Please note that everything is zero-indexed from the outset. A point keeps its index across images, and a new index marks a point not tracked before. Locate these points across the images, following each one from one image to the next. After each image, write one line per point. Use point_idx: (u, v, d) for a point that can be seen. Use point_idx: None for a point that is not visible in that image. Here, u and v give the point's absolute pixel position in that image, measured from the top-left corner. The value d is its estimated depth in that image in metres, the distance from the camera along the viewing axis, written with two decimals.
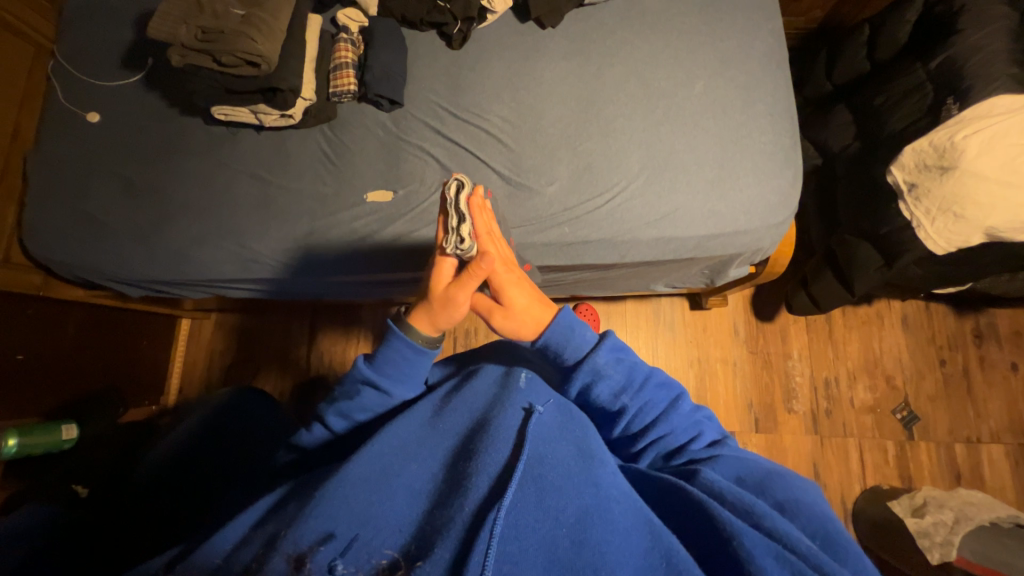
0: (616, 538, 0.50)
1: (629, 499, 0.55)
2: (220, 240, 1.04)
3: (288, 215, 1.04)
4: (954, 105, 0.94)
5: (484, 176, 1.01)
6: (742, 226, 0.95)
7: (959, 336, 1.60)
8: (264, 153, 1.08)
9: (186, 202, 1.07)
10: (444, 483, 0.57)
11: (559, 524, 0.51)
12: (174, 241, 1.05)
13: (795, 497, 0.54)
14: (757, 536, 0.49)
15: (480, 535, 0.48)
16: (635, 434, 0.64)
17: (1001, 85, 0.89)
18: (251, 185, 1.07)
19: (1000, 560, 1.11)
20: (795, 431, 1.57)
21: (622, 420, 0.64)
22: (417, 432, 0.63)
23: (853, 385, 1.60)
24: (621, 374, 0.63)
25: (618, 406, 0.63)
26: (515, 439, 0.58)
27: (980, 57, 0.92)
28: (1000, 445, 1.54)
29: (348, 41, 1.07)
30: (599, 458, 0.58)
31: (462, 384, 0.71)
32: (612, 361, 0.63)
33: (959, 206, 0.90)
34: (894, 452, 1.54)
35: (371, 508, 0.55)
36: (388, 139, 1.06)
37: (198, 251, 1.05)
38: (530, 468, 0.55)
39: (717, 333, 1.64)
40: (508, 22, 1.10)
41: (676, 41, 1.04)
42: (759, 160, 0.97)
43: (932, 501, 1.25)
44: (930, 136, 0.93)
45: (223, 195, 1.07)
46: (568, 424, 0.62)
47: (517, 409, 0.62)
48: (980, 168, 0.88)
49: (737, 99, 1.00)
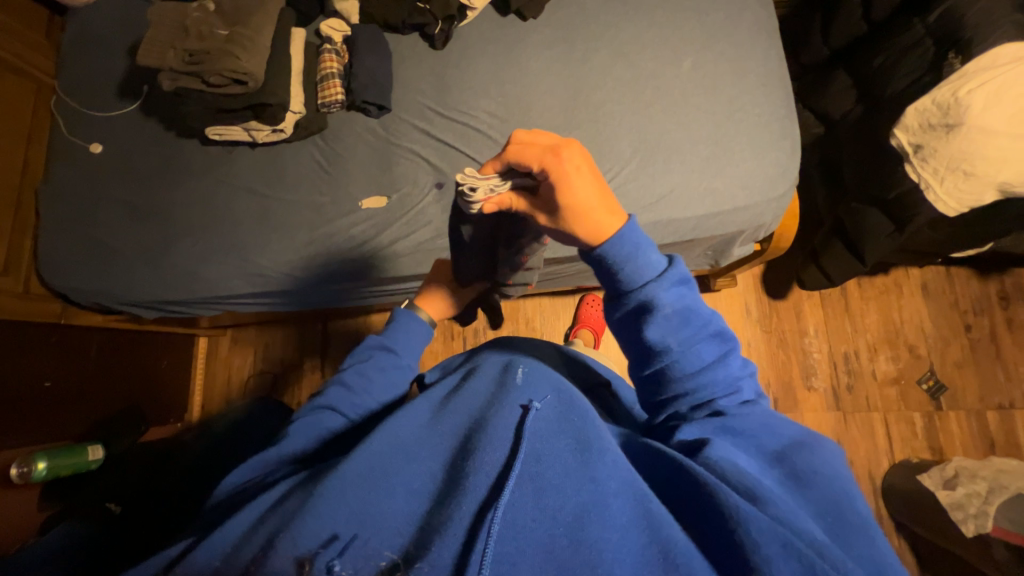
0: (614, 535, 0.48)
1: (630, 488, 0.52)
2: (225, 256, 1.07)
3: (288, 228, 1.06)
4: (956, 59, 0.88)
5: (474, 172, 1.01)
6: (740, 202, 0.93)
7: (983, 300, 1.54)
8: (260, 169, 1.10)
9: (190, 221, 1.10)
10: (445, 481, 0.55)
11: (557, 523, 0.49)
12: (182, 260, 1.08)
13: (818, 471, 0.52)
14: (765, 523, 0.46)
15: (478, 535, 0.47)
16: (666, 379, 0.58)
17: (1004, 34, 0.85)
18: (250, 201, 1.09)
19: None
20: (816, 408, 1.54)
21: (661, 361, 0.58)
22: (414, 431, 0.63)
23: (874, 357, 1.55)
24: (679, 312, 0.57)
25: (662, 346, 0.57)
26: (514, 437, 0.56)
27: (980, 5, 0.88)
28: None
29: (332, 51, 1.08)
30: (598, 447, 0.55)
31: (462, 385, 0.71)
32: (673, 295, 0.57)
33: (968, 163, 0.86)
34: (922, 424, 1.50)
35: (367, 507, 0.52)
36: (379, 143, 1.06)
37: (205, 268, 1.07)
38: (527, 465, 0.53)
39: (729, 314, 1.61)
40: (489, 17, 1.09)
41: (662, 19, 1.02)
42: (755, 133, 0.94)
43: (964, 471, 1.20)
44: (933, 94, 0.88)
45: (223, 213, 1.09)
46: (567, 415, 0.60)
47: (515, 407, 0.60)
48: (988, 122, 0.83)
49: (728, 73, 0.97)
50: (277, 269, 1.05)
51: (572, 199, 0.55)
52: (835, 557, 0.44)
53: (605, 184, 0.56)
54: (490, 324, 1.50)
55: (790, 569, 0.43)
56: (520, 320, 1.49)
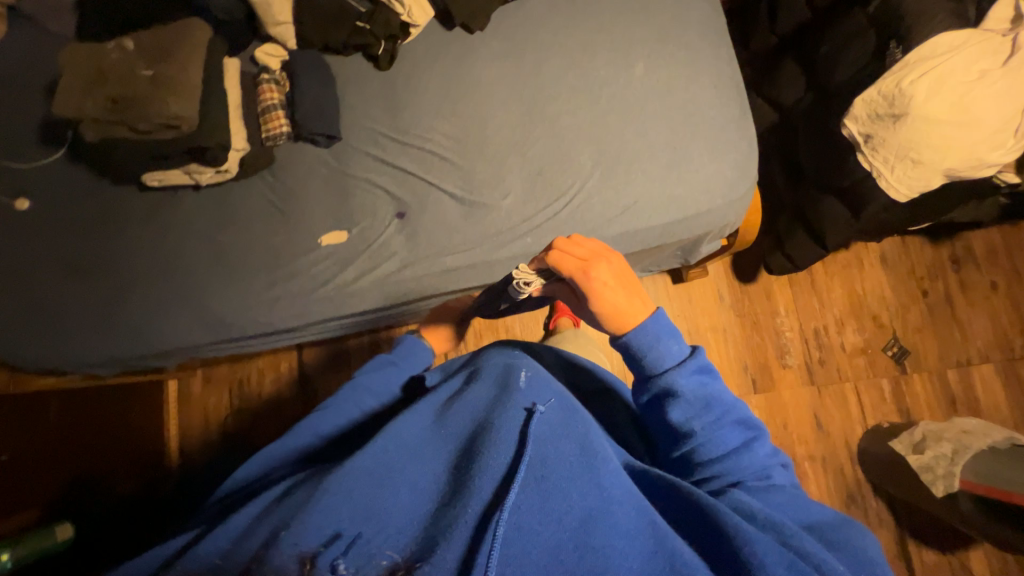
0: (618, 542, 0.50)
1: (631, 498, 0.55)
2: (184, 308, 1.01)
3: (247, 272, 1.01)
4: (897, 50, 0.90)
5: (436, 185, 0.98)
6: (703, 207, 0.93)
7: (937, 265, 1.62)
8: (207, 211, 1.03)
9: (140, 275, 1.03)
10: (449, 484, 0.56)
11: (562, 527, 0.51)
12: (134, 318, 1.01)
13: (843, 537, 0.56)
14: (767, 544, 0.49)
15: (485, 535, 0.48)
16: (695, 463, 0.62)
17: (940, 22, 0.87)
18: (201, 247, 1.02)
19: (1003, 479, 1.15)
20: (792, 385, 1.59)
21: (687, 444, 0.61)
22: (416, 440, 0.62)
23: (842, 330, 1.61)
24: (701, 399, 0.60)
25: (687, 430, 0.60)
26: (519, 440, 0.57)
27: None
28: (989, 364, 1.57)
29: (271, 81, 1.03)
30: (601, 456, 0.57)
31: (462, 390, 0.70)
32: (695, 382, 0.60)
33: (916, 152, 0.88)
34: (890, 389, 1.57)
35: (374, 512, 0.52)
36: (334, 175, 1.01)
37: (162, 323, 1.01)
38: (533, 469, 0.55)
39: (703, 302, 1.64)
40: (433, 31, 1.04)
41: (610, 24, 1.00)
42: (712, 136, 0.94)
43: (930, 436, 1.27)
44: (877, 85, 0.90)
45: (175, 261, 1.02)
46: (566, 423, 0.62)
47: (518, 411, 0.61)
48: (932, 111, 0.85)
49: (681, 75, 0.96)
50: (239, 316, 1.00)
51: (608, 306, 0.61)
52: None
53: (630, 288, 0.62)
54: (469, 338, 1.48)
55: None
56: (498, 331, 1.48)
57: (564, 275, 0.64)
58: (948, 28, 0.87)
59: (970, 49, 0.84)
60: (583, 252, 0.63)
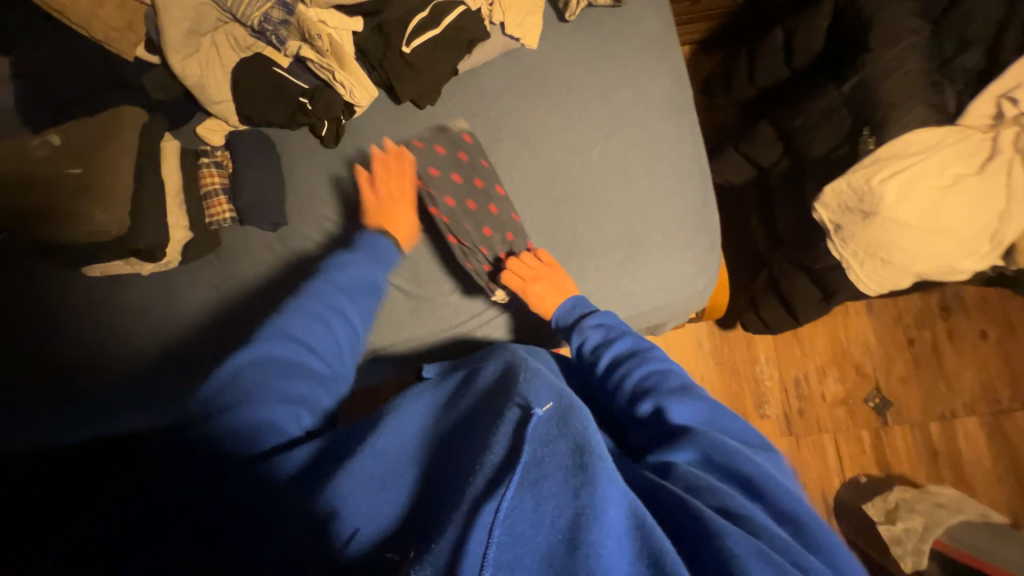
0: (610, 545, 0.42)
1: (628, 499, 0.46)
2: (109, 399, 0.93)
3: (180, 361, 0.95)
4: (871, 140, 0.84)
5: (433, 151, 0.93)
6: (659, 302, 0.90)
7: (925, 312, 1.57)
8: (142, 298, 0.98)
9: (59, 365, 0.94)
10: (446, 473, 0.53)
11: (554, 530, 0.44)
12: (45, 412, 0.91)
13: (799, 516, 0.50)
14: (742, 536, 0.43)
15: (473, 531, 0.43)
16: (637, 403, 0.66)
17: (914, 117, 0.81)
18: (133, 334, 0.97)
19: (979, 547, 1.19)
20: (770, 435, 1.54)
21: (621, 384, 0.69)
22: (414, 442, 0.60)
23: (823, 380, 1.56)
24: (624, 343, 0.74)
25: (619, 371, 0.71)
26: (513, 442, 0.50)
27: (891, 83, 0.82)
28: (974, 417, 1.53)
29: (212, 163, 0.98)
30: (597, 452, 0.49)
31: (468, 383, 0.66)
32: (606, 326, 0.78)
33: (885, 252, 0.83)
34: (870, 441, 1.52)
35: (375, 509, 0.52)
36: (281, 263, 0.99)
37: (76, 415, 0.91)
38: (528, 470, 0.47)
39: (681, 349, 1.58)
40: (382, 107, 0.99)
41: (566, 102, 0.96)
42: (670, 229, 0.91)
43: (903, 505, 1.27)
44: (848, 177, 0.84)
45: (105, 348, 0.96)
46: (572, 419, 0.53)
47: (512, 408, 0.54)
48: (900, 214, 0.80)
49: (638, 161, 0.93)
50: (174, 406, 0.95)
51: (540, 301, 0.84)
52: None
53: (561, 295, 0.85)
54: None
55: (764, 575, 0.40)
56: None
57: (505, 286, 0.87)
58: (925, 122, 0.81)
59: (946, 150, 0.79)
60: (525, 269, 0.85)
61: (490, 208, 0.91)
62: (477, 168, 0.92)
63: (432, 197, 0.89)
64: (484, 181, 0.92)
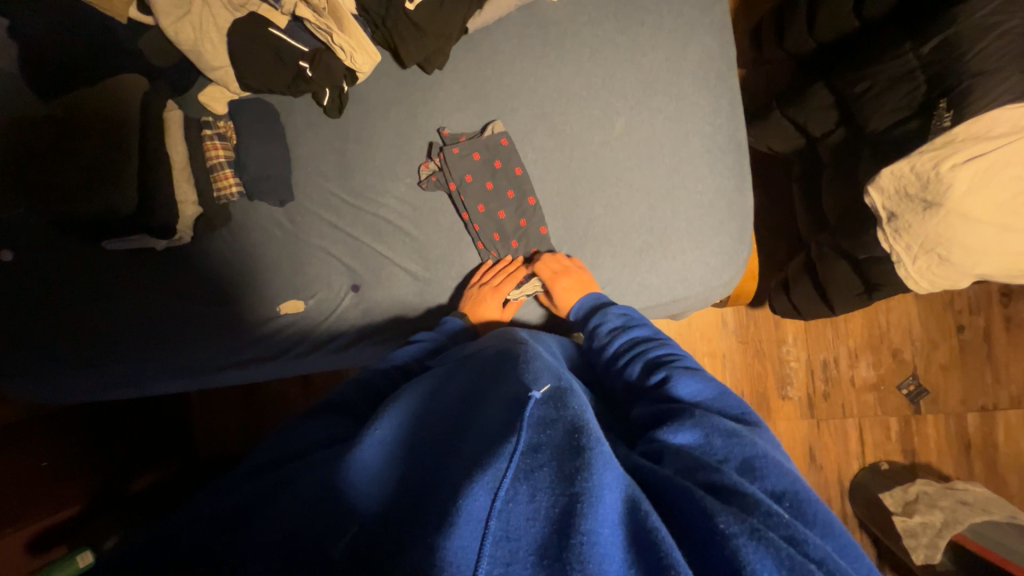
0: (605, 530, 0.39)
1: (622, 482, 0.44)
2: (136, 368, 0.95)
3: (187, 333, 0.96)
4: (947, 115, 0.73)
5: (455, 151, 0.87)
6: (679, 295, 0.84)
7: (983, 297, 1.43)
8: (144, 268, 0.96)
9: (83, 330, 0.94)
10: (437, 458, 0.50)
11: (548, 518, 0.40)
12: (76, 377, 0.94)
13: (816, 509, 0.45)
14: (734, 516, 0.41)
15: (463, 517, 0.40)
16: (644, 387, 0.64)
17: (1009, 88, 0.68)
18: (136, 301, 0.96)
19: (1007, 546, 1.15)
20: (791, 416, 1.47)
21: (631, 366, 0.68)
22: (407, 421, 0.56)
23: (854, 364, 1.46)
24: (639, 326, 0.72)
25: (631, 351, 0.69)
26: (508, 423, 0.48)
27: (976, 52, 0.71)
28: (1018, 410, 1.43)
29: (215, 135, 0.94)
30: (594, 435, 0.46)
31: (465, 371, 0.64)
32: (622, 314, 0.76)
33: (944, 248, 0.73)
34: (898, 428, 1.45)
35: (367, 493, 0.49)
36: (287, 239, 0.96)
37: (113, 382, 0.95)
38: (523, 456, 0.44)
39: (704, 326, 1.47)
40: (387, 71, 0.92)
41: (590, 67, 0.86)
42: (696, 215, 0.83)
43: (924, 498, 1.26)
44: (913, 160, 0.73)
45: (104, 317, 0.95)
46: (568, 405, 0.50)
47: (511, 392, 0.52)
48: (970, 207, 0.70)
49: (666, 137, 0.83)
50: (193, 375, 0.97)
51: (565, 296, 0.81)
52: (841, 571, 0.39)
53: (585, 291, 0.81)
54: None
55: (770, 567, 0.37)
56: None
57: (531, 284, 0.84)
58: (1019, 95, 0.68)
59: None
60: (550, 267, 0.82)
61: (508, 191, 0.88)
62: (497, 149, 0.87)
63: (450, 176, 0.87)
64: (504, 163, 0.87)
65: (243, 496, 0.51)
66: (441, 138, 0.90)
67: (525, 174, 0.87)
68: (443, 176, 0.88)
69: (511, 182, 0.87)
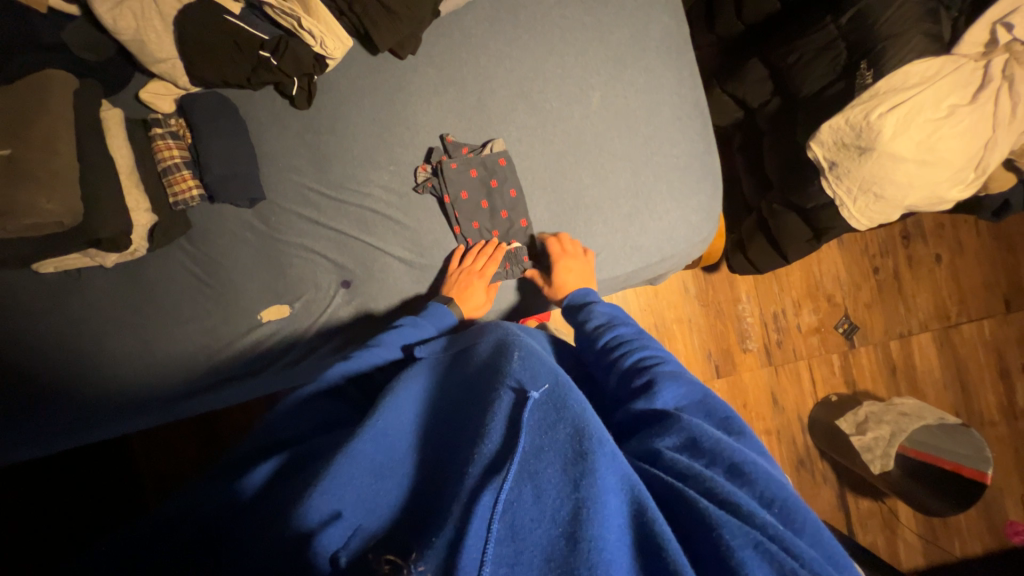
0: (612, 535, 0.39)
1: (634, 487, 0.43)
2: (97, 403, 0.83)
3: (148, 358, 0.86)
4: (868, 73, 0.87)
5: (461, 152, 0.91)
6: (667, 253, 0.95)
7: (889, 241, 1.68)
8: (84, 291, 0.84)
9: (10, 372, 0.80)
10: (439, 465, 0.48)
11: (554, 522, 0.39)
12: (9, 428, 0.80)
13: (802, 517, 0.46)
14: (736, 524, 0.41)
15: (474, 521, 0.39)
16: (630, 388, 0.63)
17: (909, 51, 0.85)
18: (77, 329, 0.83)
19: (936, 446, 1.40)
20: (752, 367, 1.60)
21: (617, 366, 0.67)
22: (408, 422, 0.54)
23: (798, 312, 1.64)
24: (625, 326, 0.73)
25: (617, 350, 0.69)
26: (511, 427, 0.46)
27: (885, 21, 0.85)
28: (926, 333, 1.69)
29: (167, 134, 0.85)
30: (596, 438, 0.44)
31: (460, 364, 0.62)
32: (608, 314, 0.77)
33: (879, 187, 0.88)
34: (839, 363, 1.65)
35: (376, 498, 0.46)
36: (263, 242, 0.90)
37: (61, 427, 0.82)
38: (526, 461, 0.44)
39: (669, 294, 1.56)
40: (357, 58, 0.91)
41: (560, 45, 0.93)
42: (674, 177, 0.94)
43: (872, 417, 1.47)
44: (846, 113, 0.87)
45: (40, 351, 0.82)
46: (562, 406, 0.48)
47: (505, 392, 0.50)
48: (895, 149, 0.84)
49: (640, 107, 0.94)
50: (164, 404, 0.86)
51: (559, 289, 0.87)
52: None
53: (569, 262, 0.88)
54: None
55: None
56: None
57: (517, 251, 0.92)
58: (918, 56, 0.85)
59: (942, 80, 0.83)
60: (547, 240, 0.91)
61: (501, 211, 0.92)
62: (495, 168, 0.91)
63: (445, 189, 0.89)
64: (500, 182, 0.91)
65: (290, 488, 0.45)
66: (444, 144, 0.91)
67: (521, 198, 0.92)
68: (438, 183, 0.90)
69: (506, 203, 0.92)
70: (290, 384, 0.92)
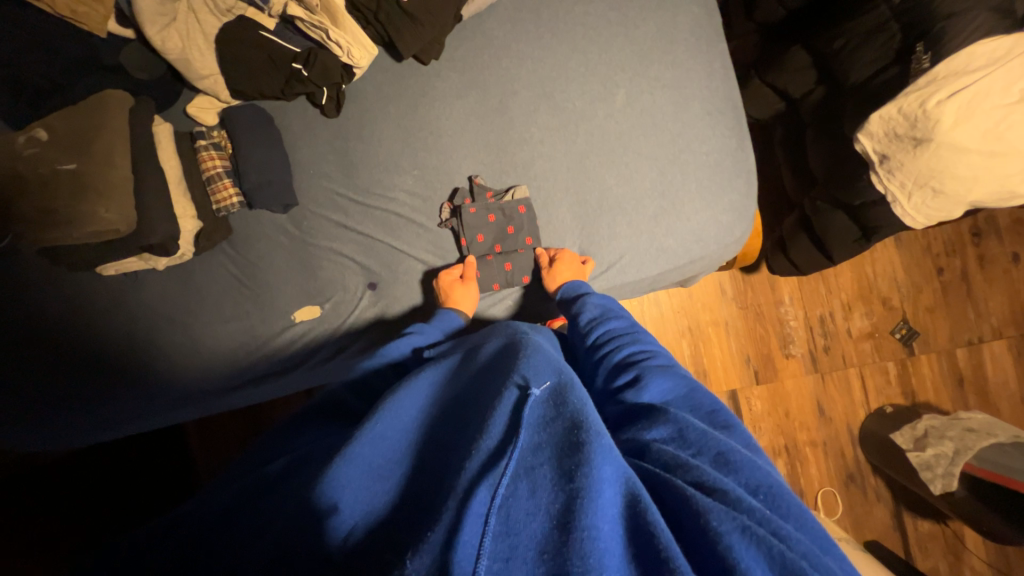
0: (604, 526, 0.38)
1: (620, 474, 0.42)
2: (150, 394, 0.90)
3: (194, 354, 0.92)
4: (925, 56, 0.79)
5: (486, 195, 0.90)
6: (695, 254, 0.91)
7: (956, 239, 1.54)
8: (139, 292, 0.91)
9: (75, 366, 0.88)
10: (440, 460, 0.48)
11: (547, 516, 0.39)
12: (74, 417, 0.88)
13: (792, 504, 0.44)
14: (722, 510, 0.39)
15: (469, 515, 0.38)
16: (615, 387, 0.62)
17: (975, 29, 0.76)
18: (133, 328, 0.91)
19: (1014, 467, 1.22)
20: (796, 374, 1.50)
21: (605, 363, 0.67)
22: (413, 423, 0.54)
23: (849, 316, 1.52)
24: (616, 320, 0.73)
25: (605, 347, 0.69)
26: (512, 424, 0.46)
27: None
28: (1000, 340, 1.53)
29: (210, 146, 0.89)
30: (593, 430, 0.44)
31: (466, 364, 0.62)
32: (600, 308, 0.76)
33: (937, 181, 0.80)
34: (896, 371, 1.52)
35: (374, 497, 0.46)
36: (295, 246, 0.94)
37: (118, 417, 0.89)
38: (524, 457, 0.43)
39: (704, 296, 1.49)
40: (383, 66, 0.93)
41: (584, 43, 0.91)
42: (703, 176, 0.90)
43: (932, 432, 1.34)
44: (899, 102, 0.80)
45: (100, 346, 0.89)
46: (561, 402, 0.48)
47: (509, 389, 0.49)
48: (958, 139, 0.76)
49: (668, 103, 0.91)
50: (209, 397, 0.92)
51: (554, 284, 0.87)
52: (823, 567, 0.37)
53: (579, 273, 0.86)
54: None
55: (756, 561, 0.36)
56: None
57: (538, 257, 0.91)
58: (986, 35, 0.76)
59: (1013, 61, 0.74)
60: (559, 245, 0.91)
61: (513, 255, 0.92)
62: (514, 216, 0.90)
63: (462, 232, 0.90)
64: (516, 230, 0.91)
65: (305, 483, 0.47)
66: (472, 185, 0.92)
67: (542, 200, 0.91)
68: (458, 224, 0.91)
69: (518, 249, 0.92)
70: (322, 381, 0.96)
